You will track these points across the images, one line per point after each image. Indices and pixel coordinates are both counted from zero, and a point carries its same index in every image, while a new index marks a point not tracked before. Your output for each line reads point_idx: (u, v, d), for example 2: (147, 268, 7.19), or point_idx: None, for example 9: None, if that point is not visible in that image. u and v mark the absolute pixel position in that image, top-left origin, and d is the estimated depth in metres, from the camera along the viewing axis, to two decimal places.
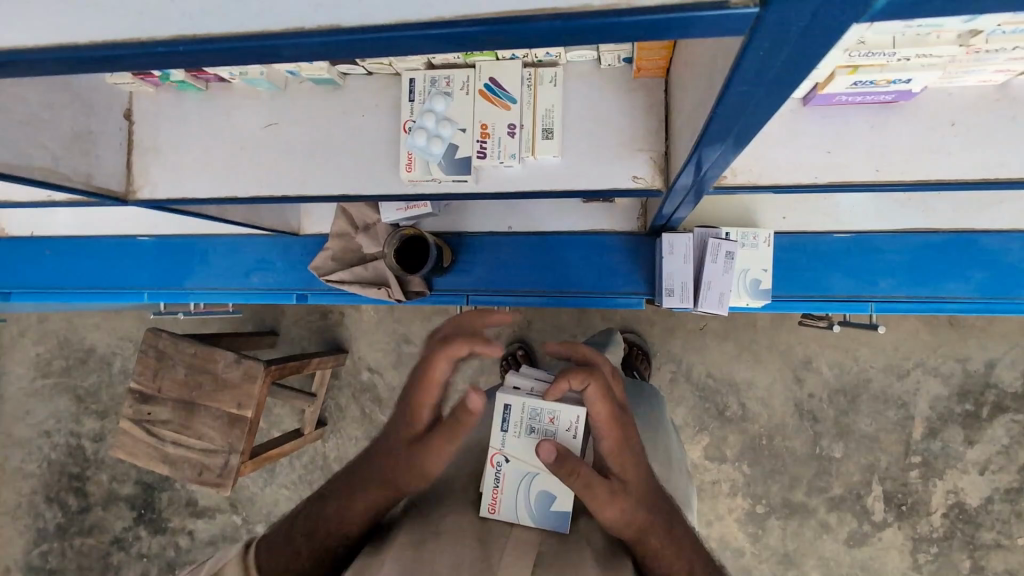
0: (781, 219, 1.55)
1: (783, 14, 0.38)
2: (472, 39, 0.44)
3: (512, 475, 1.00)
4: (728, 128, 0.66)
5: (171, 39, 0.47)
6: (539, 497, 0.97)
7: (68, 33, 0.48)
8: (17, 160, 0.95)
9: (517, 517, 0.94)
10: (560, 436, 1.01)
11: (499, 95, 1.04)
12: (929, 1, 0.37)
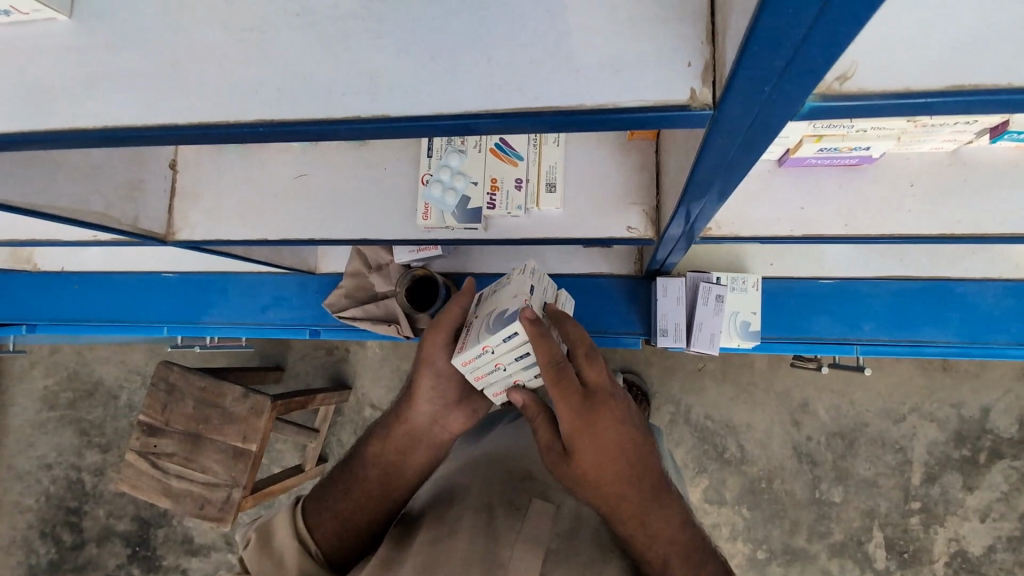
0: (769, 265, 1.66)
1: (731, 109, 0.49)
2: (493, 128, 0.54)
3: (479, 316, 1.06)
4: (708, 190, 0.78)
5: (236, 121, 0.56)
6: (497, 315, 1.00)
7: (159, 112, 0.57)
8: (77, 206, 1.06)
9: (478, 334, 0.99)
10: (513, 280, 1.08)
11: (507, 152, 1.20)
12: (844, 108, 0.48)
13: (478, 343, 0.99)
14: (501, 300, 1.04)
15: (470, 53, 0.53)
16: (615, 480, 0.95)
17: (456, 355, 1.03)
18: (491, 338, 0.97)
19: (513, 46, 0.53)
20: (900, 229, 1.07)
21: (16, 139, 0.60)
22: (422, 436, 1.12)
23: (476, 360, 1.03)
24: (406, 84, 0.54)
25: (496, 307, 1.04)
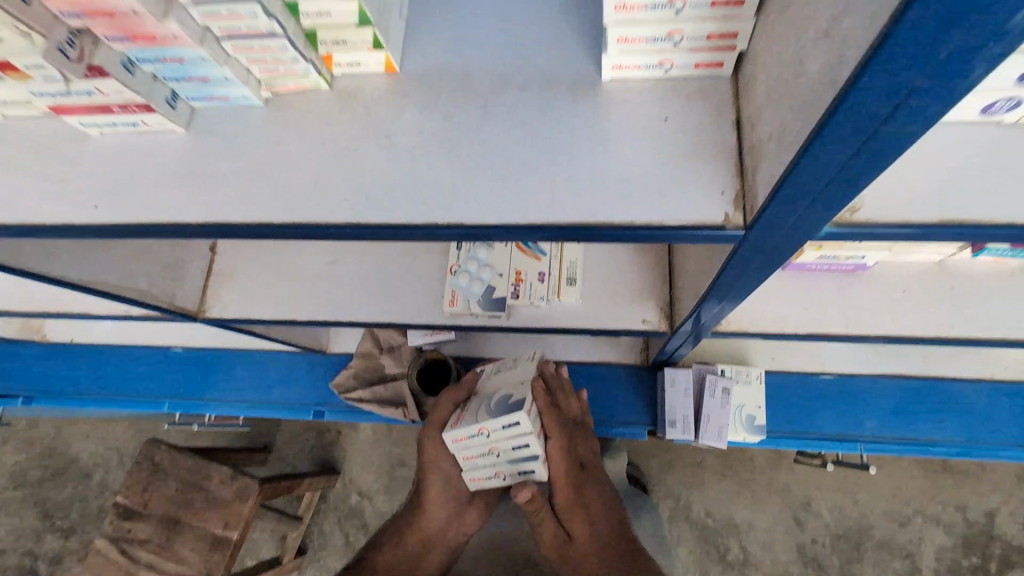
0: (770, 359, 1.71)
1: (769, 223, 0.56)
2: (551, 238, 0.62)
3: (479, 397, 1.08)
4: (726, 292, 0.84)
5: (320, 223, 0.64)
6: (499, 401, 1.02)
7: (256, 211, 0.65)
8: (124, 281, 1.12)
9: (477, 416, 0.99)
10: (521, 364, 1.14)
11: (530, 247, 1.29)
12: (854, 230, 0.57)
13: (475, 425, 0.98)
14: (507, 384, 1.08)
15: (533, 174, 0.62)
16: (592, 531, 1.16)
17: (449, 433, 1.02)
18: (490, 423, 0.97)
19: (572, 168, 0.62)
20: (901, 329, 1.13)
21: (120, 229, 0.67)
22: (435, 541, 1.23)
23: (466, 442, 1.02)
24: (478, 198, 0.62)
25: (499, 392, 1.06)
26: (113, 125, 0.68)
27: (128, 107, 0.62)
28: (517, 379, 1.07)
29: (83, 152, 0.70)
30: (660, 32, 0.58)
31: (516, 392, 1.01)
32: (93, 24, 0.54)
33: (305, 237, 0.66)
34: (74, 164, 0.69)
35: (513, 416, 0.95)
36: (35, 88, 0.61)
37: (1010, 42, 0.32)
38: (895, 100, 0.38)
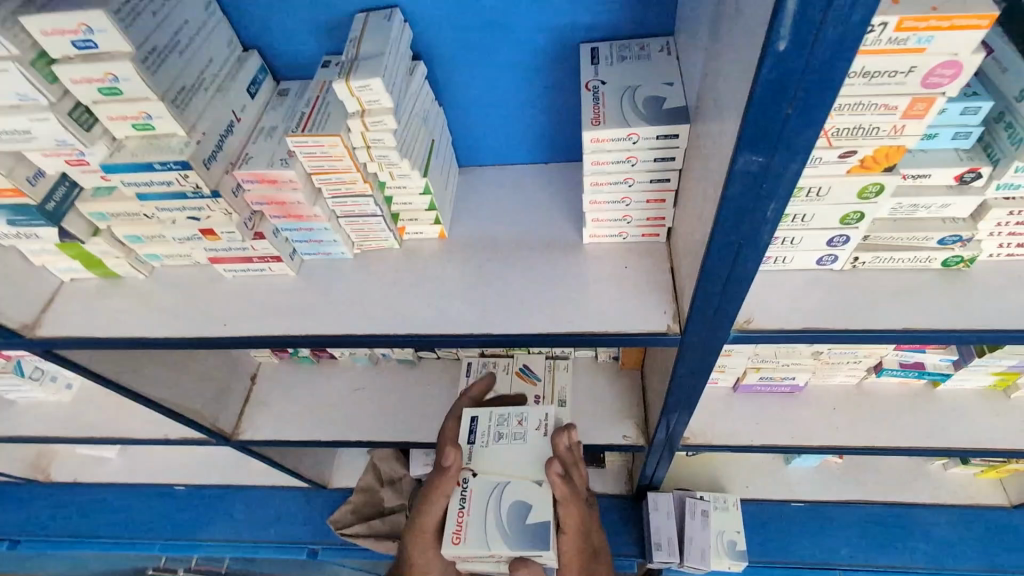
0: (745, 487, 1.85)
1: (695, 330, 0.79)
2: (546, 345, 0.86)
3: (479, 491, 0.96)
4: (679, 403, 1.10)
5: (390, 334, 0.90)
6: (510, 511, 0.94)
7: (341, 326, 0.91)
8: (184, 401, 1.36)
9: (490, 543, 0.91)
10: (530, 437, 1.01)
11: (528, 374, 1.44)
12: (758, 334, 0.80)
13: (487, 551, 0.91)
14: (514, 478, 0.97)
15: (532, 301, 0.89)
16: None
17: (451, 548, 0.93)
18: (504, 550, 0.91)
19: (561, 299, 0.89)
20: (841, 441, 1.33)
21: (242, 341, 0.93)
22: None
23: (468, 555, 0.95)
24: (494, 318, 0.88)
25: (508, 483, 0.96)
26: (246, 271, 0.97)
27: (266, 258, 0.93)
28: (527, 475, 0.96)
29: (219, 289, 0.99)
30: (617, 215, 0.88)
31: (534, 510, 0.94)
32: (268, 207, 0.86)
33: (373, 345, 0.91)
34: (214, 297, 0.98)
35: (536, 549, 0.91)
36: (206, 246, 0.91)
37: (777, 206, 0.55)
38: (740, 250, 0.63)
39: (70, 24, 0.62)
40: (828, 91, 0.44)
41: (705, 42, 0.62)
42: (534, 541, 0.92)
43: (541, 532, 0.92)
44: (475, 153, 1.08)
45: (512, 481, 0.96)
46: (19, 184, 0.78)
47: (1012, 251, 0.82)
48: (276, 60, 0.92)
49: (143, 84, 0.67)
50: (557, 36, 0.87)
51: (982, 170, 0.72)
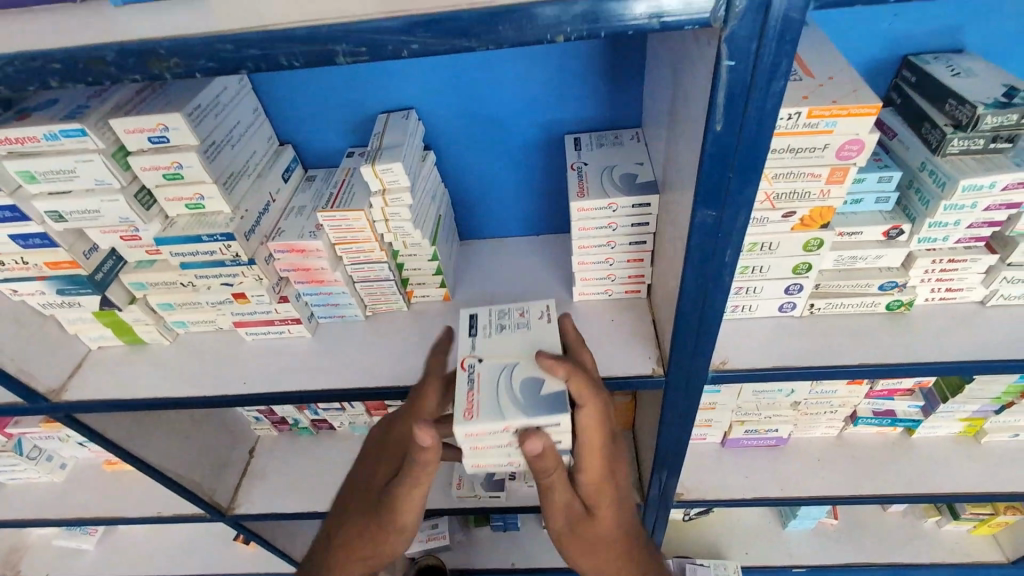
0: (746, 553, 1.79)
1: (675, 372, 0.89)
2: None
3: (488, 373, 0.74)
4: (669, 460, 1.14)
5: (400, 385, 0.97)
6: (523, 387, 0.72)
7: (356, 381, 0.99)
8: (185, 472, 1.37)
9: (504, 409, 0.69)
10: (533, 325, 0.81)
11: None
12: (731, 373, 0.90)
13: (502, 424, 0.69)
14: (524, 358, 0.75)
15: None
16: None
17: (462, 425, 0.69)
18: (521, 421, 0.69)
19: None
20: (829, 492, 1.38)
21: (260, 397, 1.00)
22: None
23: (480, 441, 0.71)
24: None
25: (518, 363, 0.75)
26: (266, 334, 1.06)
27: (286, 318, 1.02)
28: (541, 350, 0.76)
29: (239, 351, 1.07)
30: (602, 274, 1.00)
31: (551, 380, 0.73)
32: (293, 274, 0.96)
33: (385, 397, 0.98)
34: (236, 360, 1.05)
35: (554, 417, 0.69)
36: (233, 310, 1.00)
37: (733, 253, 0.68)
38: (707, 293, 0.74)
39: (150, 124, 0.77)
40: (757, 160, 0.58)
41: (665, 129, 0.78)
42: (554, 410, 0.70)
43: (560, 403, 0.71)
44: (475, 227, 1.21)
45: (523, 360, 0.75)
46: (76, 257, 0.88)
47: (945, 296, 0.94)
48: (306, 151, 1.08)
49: (202, 169, 0.81)
50: (546, 128, 1.04)
51: (903, 227, 0.86)
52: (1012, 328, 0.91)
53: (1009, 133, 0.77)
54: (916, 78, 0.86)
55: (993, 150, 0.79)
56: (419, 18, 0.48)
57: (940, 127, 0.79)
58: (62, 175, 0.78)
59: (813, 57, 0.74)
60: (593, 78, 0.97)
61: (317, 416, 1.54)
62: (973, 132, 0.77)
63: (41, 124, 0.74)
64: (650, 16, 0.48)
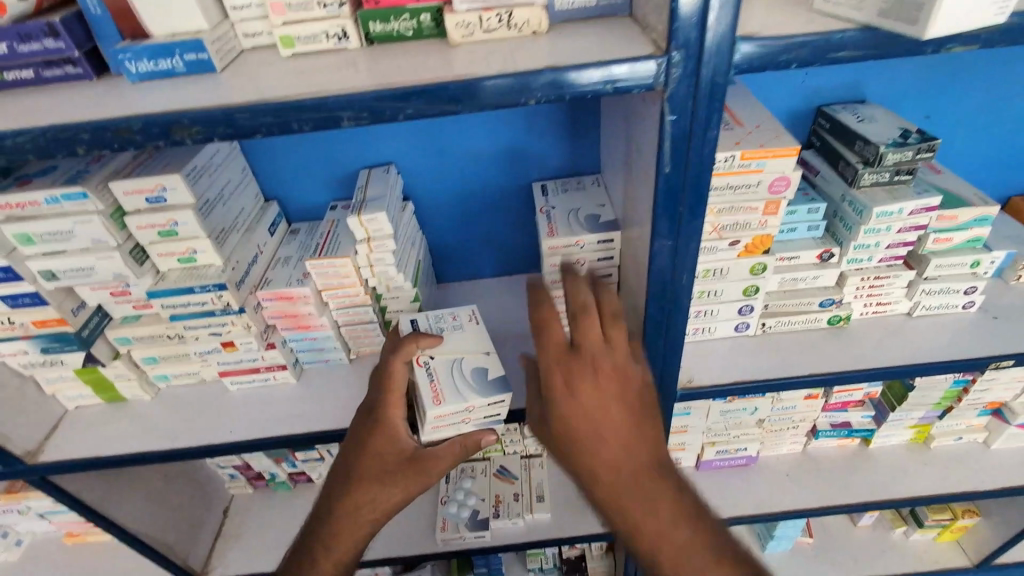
0: None
1: None
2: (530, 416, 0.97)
3: (442, 366, 0.95)
4: None
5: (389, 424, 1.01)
6: (473, 375, 0.94)
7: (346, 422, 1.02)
8: (159, 535, 1.31)
9: (465, 393, 0.91)
10: (465, 327, 1.02)
11: (506, 474, 1.50)
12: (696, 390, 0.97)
13: (465, 404, 0.91)
14: (467, 354, 0.97)
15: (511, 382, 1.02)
16: (702, 555, 0.69)
17: (433, 409, 0.90)
18: (481, 402, 0.91)
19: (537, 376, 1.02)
20: (800, 505, 1.44)
21: (247, 445, 1.01)
22: None
23: (444, 420, 0.93)
24: None
25: (462, 358, 0.97)
26: (252, 382, 1.08)
27: (272, 365, 1.04)
28: (479, 346, 0.98)
29: (224, 401, 1.08)
30: None
31: (493, 369, 0.96)
32: (280, 321, 1.00)
33: None
34: (221, 410, 1.06)
35: (504, 396, 0.92)
36: (220, 359, 1.02)
37: (688, 275, 0.77)
38: (672, 312, 0.82)
39: (148, 185, 0.83)
40: (701, 194, 0.68)
41: (621, 173, 0.89)
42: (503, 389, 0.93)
43: (501, 383, 0.94)
44: (451, 270, 1.27)
45: (466, 355, 0.97)
46: (66, 314, 0.89)
47: (877, 309, 1.06)
48: (290, 205, 1.14)
49: (197, 225, 0.86)
50: (516, 177, 1.13)
51: (834, 250, 0.98)
52: (935, 336, 1.03)
53: (908, 167, 0.91)
54: (829, 124, 1.00)
55: (898, 182, 0.93)
56: (413, 89, 0.57)
57: (853, 164, 0.93)
58: (61, 235, 0.83)
59: (742, 110, 0.87)
60: (556, 131, 1.08)
61: (294, 469, 1.51)
62: (880, 167, 0.90)
63: (44, 189, 0.80)
64: (605, 83, 0.58)
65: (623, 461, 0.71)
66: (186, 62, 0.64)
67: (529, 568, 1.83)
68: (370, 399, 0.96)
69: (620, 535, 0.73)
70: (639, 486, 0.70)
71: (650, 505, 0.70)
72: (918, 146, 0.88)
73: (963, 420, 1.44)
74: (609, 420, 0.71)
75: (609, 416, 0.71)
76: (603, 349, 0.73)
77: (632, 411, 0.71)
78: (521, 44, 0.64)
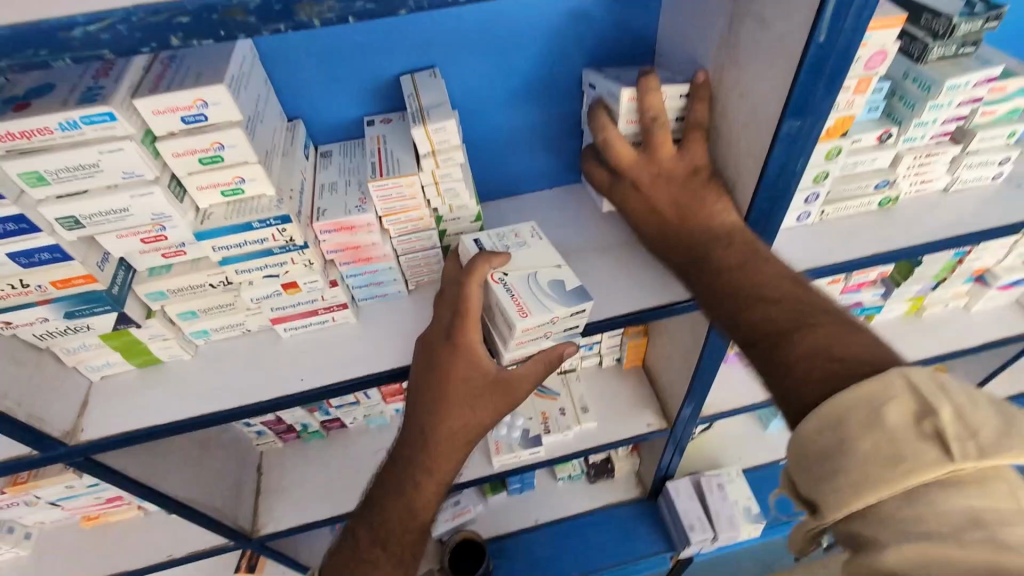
0: (740, 459, 1.94)
1: None
2: (618, 323, 0.96)
3: (518, 282, 0.84)
4: (704, 376, 1.25)
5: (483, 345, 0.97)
6: (550, 287, 0.84)
7: None
8: (207, 500, 1.23)
9: (550, 304, 0.81)
10: (531, 244, 0.91)
11: (545, 391, 1.51)
12: None
13: (553, 316, 0.80)
14: (542, 267, 0.87)
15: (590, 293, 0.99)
16: (809, 331, 0.68)
17: (520, 322, 0.79)
18: (565, 312, 0.82)
19: (615, 286, 1.00)
20: None
21: (320, 392, 0.93)
22: None
23: (527, 335, 0.83)
24: None
25: (536, 271, 0.86)
26: (307, 326, 0.98)
27: (330, 306, 0.95)
28: (550, 259, 0.88)
29: (277, 350, 0.98)
30: None
31: (569, 280, 0.85)
32: (339, 255, 0.90)
33: None
34: (278, 360, 0.97)
35: (586, 306, 0.83)
36: (275, 304, 0.91)
37: (803, 162, 0.75)
38: (779, 198, 0.81)
39: (184, 101, 0.68)
40: (841, 68, 0.65)
41: (715, 59, 0.84)
42: (582, 297, 0.83)
43: (582, 293, 0.84)
44: (489, 187, 1.18)
45: (540, 268, 0.86)
46: (93, 270, 0.75)
47: (920, 187, 1.11)
48: (314, 124, 1.00)
49: (247, 147, 0.73)
50: (564, 74, 1.04)
51: (893, 131, 0.99)
52: (969, 208, 1.10)
53: (972, 39, 0.92)
54: None
55: (962, 54, 0.94)
56: None
57: (922, 40, 0.92)
58: (82, 170, 0.68)
59: None
60: (611, 22, 0.99)
61: (327, 417, 1.44)
62: (949, 39, 0.90)
63: (54, 111, 0.64)
64: None
65: (720, 249, 0.83)
66: None
67: (559, 478, 1.90)
68: (444, 322, 0.86)
69: (722, 309, 0.80)
70: (738, 271, 0.80)
71: (751, 269, 0.79)
72: (987, 15, 0.88)
73: (952, 289, 1.59)
74: (681, 209, 0.87)
75: (687, 207, 0.87)
76: (645, 164, 0.88)
77: (701, 198, 0.86)
78: None
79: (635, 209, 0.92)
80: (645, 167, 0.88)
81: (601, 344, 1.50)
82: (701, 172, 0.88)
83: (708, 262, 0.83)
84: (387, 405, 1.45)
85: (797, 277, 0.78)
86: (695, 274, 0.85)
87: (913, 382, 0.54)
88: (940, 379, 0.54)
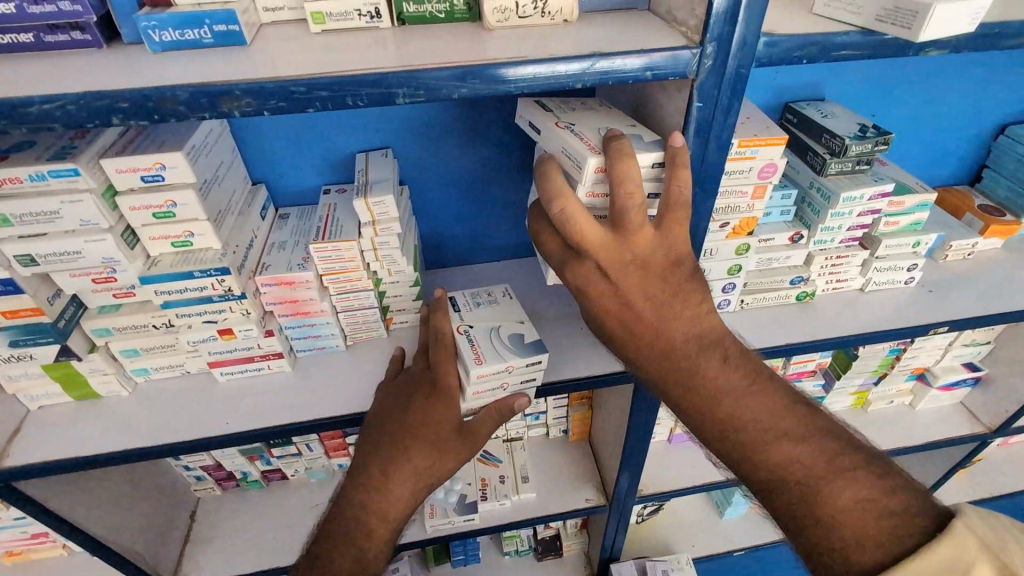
0: (692, 546, 1.89)
1: None
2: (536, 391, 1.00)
3: (480, 334, 0.93)
4: (635, 450, 1.28)
5: None
6: (511, 340, 0.92)
7: (346, 406, 1.00)
8: (128, 542, 1.22)
9: (504, 353, 0.88)
10: (502, 301, 1.00)
11: (488, 458, 1.53)
12: None
13: (506, 364, 0.87)
14: (506, 321, 0.96)
15: None
16: (848, 481, 0.65)
17: (475, 368, 0.86)
18: (519, 361, 0.88)
19: None
20: None
21: (243, 437, 0.96)
22: None
23: (485, 383, 0.89)
24: None
25: (498, 325, 0.95)
26: (244, 372, 1.04)
27: (265, 354, 1.01)
28: (514, 315, 0.97)
29: (211, 392, 1.03)
30: None
31: (528, 334, 0.94)
32: (278, 307, 0.97)
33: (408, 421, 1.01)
34: (209, 402, 1.01)
35: (540, 357, 0.90)
36: (213, 349, 0.98)
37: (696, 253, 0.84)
38: None
39: (144, 163, 0.78)
40: (715, 178, 0.76)
41: None
42: (535, 350, 0.91)
43: (537, 347, 0.91)
44: (440, 256, 1.27)
45: (504, 323, 0.95)
46: (42, 303, 0.82)
47: (836, 285, 1.18)
48: (277, 188, 1.10)
49: (197, 206, 0.82)
50: (510, 161, 1.15)
51: (803, 233, 1.09)
52: (882, 307, 1.17)
53: (867, 158, 1.03)
54: (797, 119, 1.11)
55: (859, 171, 1.05)
56: (468, 70, 0.60)
57: (821, 155, 1.04)
58: (45, 216, 0.77)
59: None
60: None
61: (268, 466, 1.45)
62: (845, 157, 1.01)
63: (28, 165, 0.73)
64: (645, 69, 0.64)
65: (712, 366, 0.74)
66: (214, 33, 0.62)
67: (505, 552, 1.86)
68: (421, 372, 0.93)
69: (735, 441, 0.73)
70: (741, 397, 0.73)
71: (756, 398, 0.73)
72: (876, 139, 1.00)
73: (895, 385, 1.64)
74: (665, 313, 0.74)
75: (667, 307, 0.74)
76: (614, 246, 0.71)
77: (684, 298, 0.75)
78: (554, 31, 0.68)
79: (603, 304, 0.75)
80: (616, 251, 0.71)
81: (546, 414, 1.54)
82: (683, 263, 0.74)
83: (708, 384, 0.74)
84: (328, 459, 1.46)
85: (794, 395, 0.75)
86: (690, 393, 0.75)
87: (983, 541, 0.53)
88: (997, 533, 0.54)
